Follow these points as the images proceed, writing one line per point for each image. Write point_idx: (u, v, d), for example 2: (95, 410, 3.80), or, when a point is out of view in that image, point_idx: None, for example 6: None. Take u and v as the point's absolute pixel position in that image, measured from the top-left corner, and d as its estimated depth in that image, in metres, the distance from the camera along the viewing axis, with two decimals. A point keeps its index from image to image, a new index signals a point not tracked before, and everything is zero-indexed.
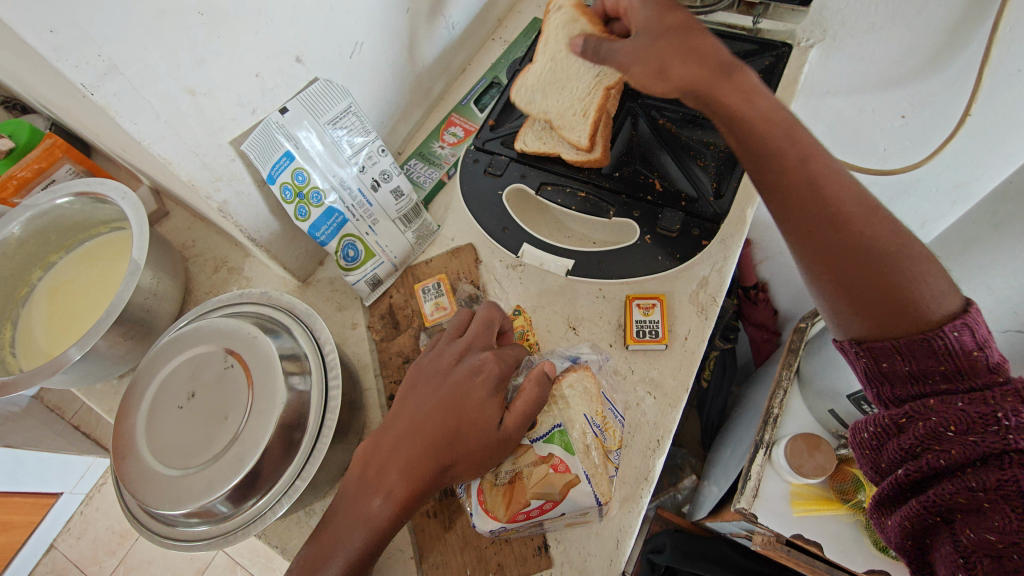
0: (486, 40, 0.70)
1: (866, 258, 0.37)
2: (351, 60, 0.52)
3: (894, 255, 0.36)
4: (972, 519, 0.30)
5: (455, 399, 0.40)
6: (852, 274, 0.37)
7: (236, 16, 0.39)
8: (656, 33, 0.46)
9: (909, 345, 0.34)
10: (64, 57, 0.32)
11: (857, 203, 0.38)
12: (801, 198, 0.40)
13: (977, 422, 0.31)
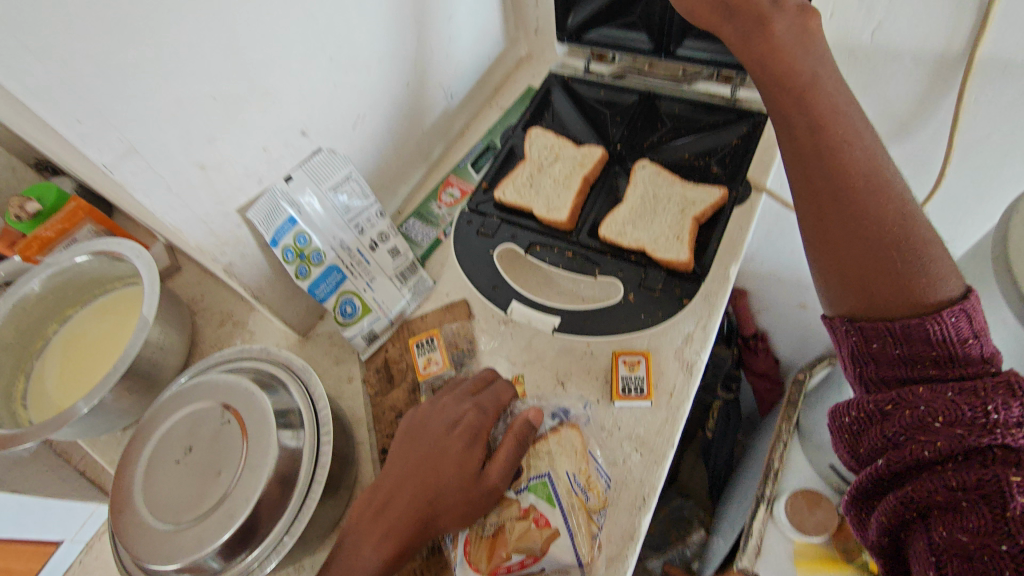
0: (484, 105, 0.75)
1: (876, 233, 0.40)
2: (354, 131, 0.56)
3: (906, 230, 0.39)
4: (948, 517, 0.32)
5: (437, 447, 0.42)
6: (854, 244, 0.40)
7: (245, 100, 0.44)
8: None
9: (905, 330, 0.37)
10: (87, 143, 0.36)
11: (885, 183, 0.41)
12: (814, 154, 0.42)
13: (958, 416, 0.33)
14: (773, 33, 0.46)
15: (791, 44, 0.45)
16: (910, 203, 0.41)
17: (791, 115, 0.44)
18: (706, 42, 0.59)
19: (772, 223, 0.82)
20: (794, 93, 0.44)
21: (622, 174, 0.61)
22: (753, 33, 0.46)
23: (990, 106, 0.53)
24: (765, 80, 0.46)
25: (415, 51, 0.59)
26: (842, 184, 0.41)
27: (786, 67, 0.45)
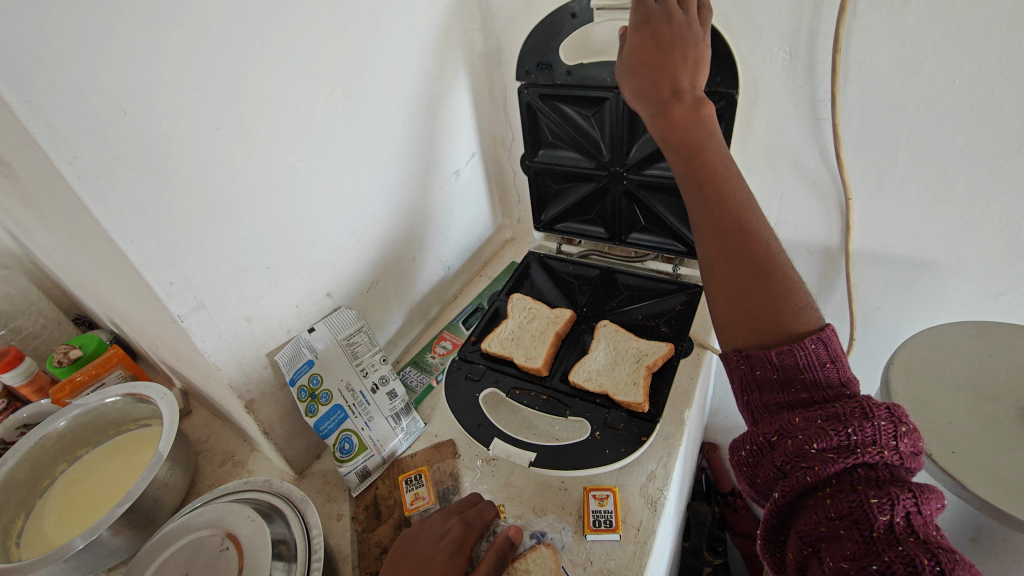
0: (475, 275, 0.90)
1: (753, 271, 0.46)
2: (368, 294, 0.69)
3: (778, 270, 0.46)
4: (832, 545, 0.34)
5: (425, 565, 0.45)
6: (739, 283, 0.46)
7: (290, 269, 0.57)
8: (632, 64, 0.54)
9: (782, 361, 0.42)
10: (172, 299, 0.47)
11: (760, 232, 0.48)
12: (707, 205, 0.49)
13: (834, 441, 0.37)
14: (674, 116, 0.51)
15: (690, 128, 0.51)
16: (774, 244, 0.48)
17: (688, 172, 0.51)
18: (649, 235, 0.77)
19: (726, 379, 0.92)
20: (687, 158, 0.51)
21: (585, 329, 0.73)
22: (660, 118, 0.52)
23: (871, 284, 0.68)
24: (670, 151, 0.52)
25: (422, 234, 0.76)
26: (739, 230, 0.48)
27: (687, 136, 0.51)
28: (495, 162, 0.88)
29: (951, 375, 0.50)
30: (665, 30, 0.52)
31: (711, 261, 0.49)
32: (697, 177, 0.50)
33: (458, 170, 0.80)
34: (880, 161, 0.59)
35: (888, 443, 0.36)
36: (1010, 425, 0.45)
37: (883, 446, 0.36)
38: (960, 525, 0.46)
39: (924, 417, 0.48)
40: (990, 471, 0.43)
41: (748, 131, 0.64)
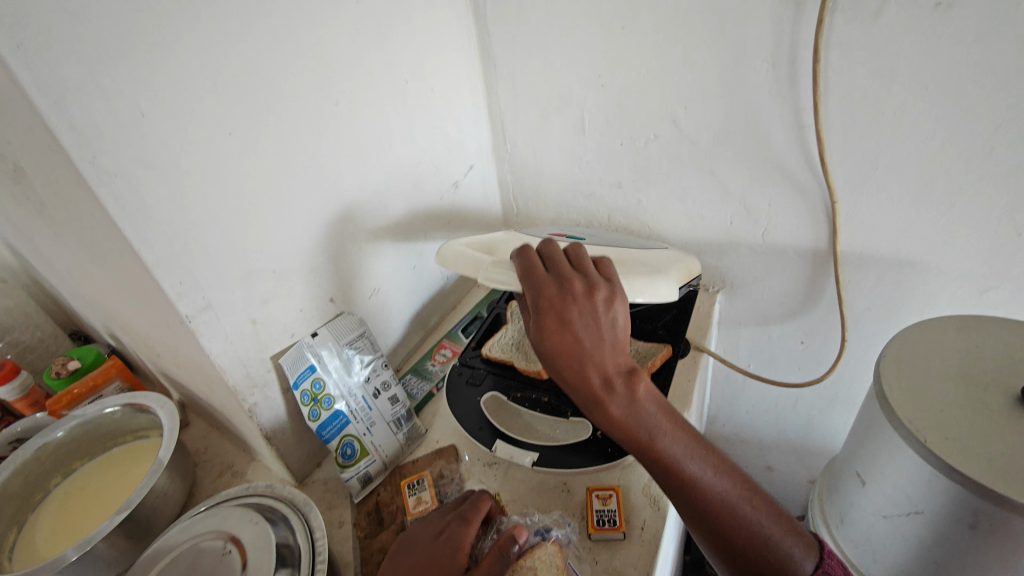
0: (473, 286, 0.93)
1: (745, 567, 0.44)
2: (370, 301, 0.70)
3: (766, 542, 0.44)
4: None
5: (425, 558, 0.46)
6: (728, 559, 0.45)
7: (296, 274, 0.58)
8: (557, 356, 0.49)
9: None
10: (181, 300, 0.47)
11: (713, 480, 0.46)
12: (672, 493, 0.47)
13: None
14: (613, 414, 0.48)
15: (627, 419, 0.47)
16: (748, 507, 0.46)
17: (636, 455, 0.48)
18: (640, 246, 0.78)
19: (722, 386, 0.93)
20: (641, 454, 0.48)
21: None
22: (593, 410, 0.48)
23: (859, 286, 0.70)
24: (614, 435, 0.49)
25: (422, 244, 0.77)
26: (706, 514, 0.45)
27: (636, 433, 0.47)
28: (492, 175, 0.91)
29: (940, 365, 0.52)
30: (579, 331, 0.49)
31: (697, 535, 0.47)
32: (640, 453, 0.48)
33: (457, 181, 0.82)
34: (863, 166, 0.61)
35: None
36: (999, 411, 0.47)
37: None
38: (956, 514, 0.47)
39: (916, 407, 0.49)
40: (983, 455, 0.44)
41: (736, 140, 0.67)
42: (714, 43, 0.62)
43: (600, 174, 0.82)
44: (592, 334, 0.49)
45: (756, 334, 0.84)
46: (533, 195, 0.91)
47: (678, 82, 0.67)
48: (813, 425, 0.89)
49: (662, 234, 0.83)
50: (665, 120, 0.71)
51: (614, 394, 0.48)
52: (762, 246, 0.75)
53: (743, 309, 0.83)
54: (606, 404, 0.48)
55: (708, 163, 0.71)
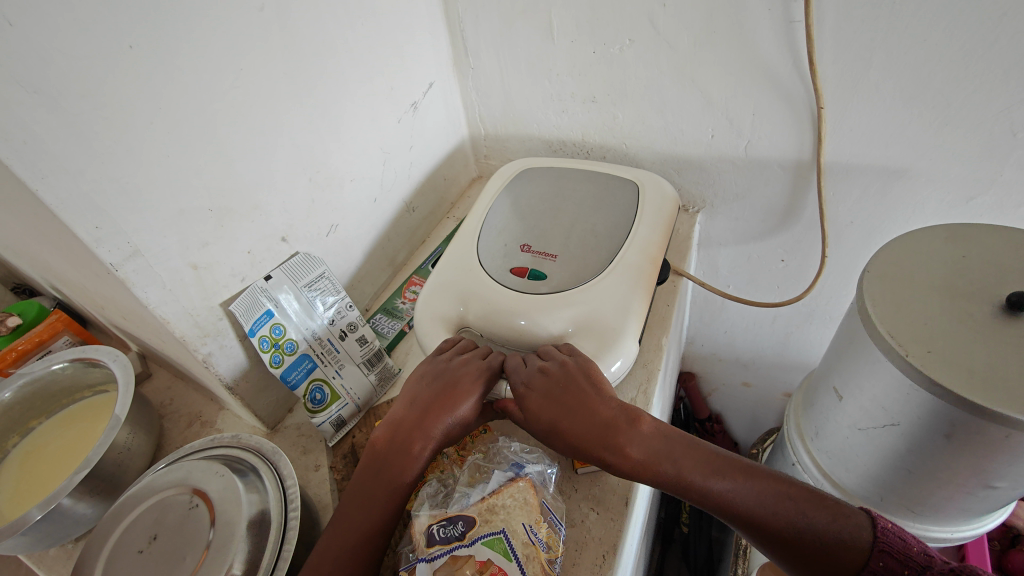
0: (442, 218, 0.88)
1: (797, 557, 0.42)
2: (328, 238, 0.65)
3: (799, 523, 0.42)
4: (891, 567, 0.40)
5: (452, 377, 0.52)
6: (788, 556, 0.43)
7: (236, 212, 0.52)
8: (548, 422, 0.49)
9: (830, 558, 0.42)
10: (101, 246, 0.41)
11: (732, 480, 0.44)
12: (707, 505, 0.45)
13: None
14: (616, 461, 0.46)
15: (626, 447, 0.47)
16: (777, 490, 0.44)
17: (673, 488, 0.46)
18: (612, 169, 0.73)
19: (701, 308, 0.92)
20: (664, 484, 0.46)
21: None
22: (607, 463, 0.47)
23: (843, 200, 0.67)
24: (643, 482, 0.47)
25: (381, 174, 0.71)
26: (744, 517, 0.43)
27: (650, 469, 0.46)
28: (454, 94, 0.83)
29: (924, 277, 0.50)
30: (547, 404, 0.49)
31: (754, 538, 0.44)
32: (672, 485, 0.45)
33: (416, 102, 0.75)
34: (856, 64, 0.56)
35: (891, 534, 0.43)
36: (983, 320, 0.45)
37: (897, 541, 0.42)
38: (932, 424, 0.46)
39: (900, 321, 0.47)
40: (966, 366, 0.43)
41: (719, 40, 0.61)
42: None
43: (572, 88, 0.75)
44: (572, 383, 0.50)
45: (736, 254, 0.82)
46: (501, 115, 0.84)
47: None
48: (790, 341, 0.89)
49: (639, 152, 0.77)
50: (641, 20, 0.63)
51: (626, 430, 0.47)
52: (745, 160, 0.70)
53: (723, 229, 0.80)
54: (619, 444, 0.47)
55: (689, 69, 0.65)
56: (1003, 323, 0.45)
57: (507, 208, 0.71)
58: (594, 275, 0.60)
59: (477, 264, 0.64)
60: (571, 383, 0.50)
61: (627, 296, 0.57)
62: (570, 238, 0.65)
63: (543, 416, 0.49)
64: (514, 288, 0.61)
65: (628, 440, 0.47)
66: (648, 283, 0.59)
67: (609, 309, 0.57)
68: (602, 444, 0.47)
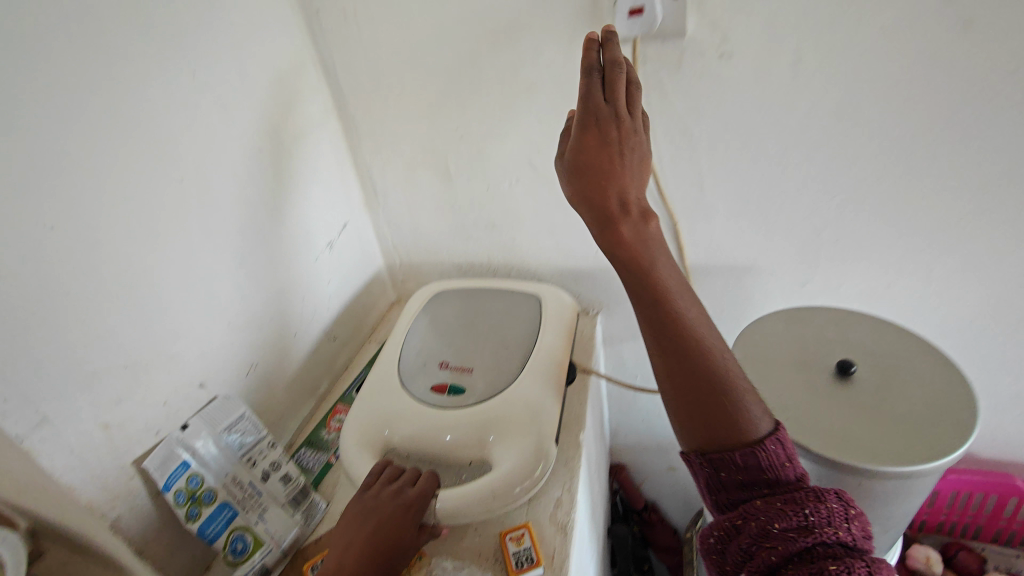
0: (363, 343, 0.91)
1: (706, 390, 0.45)
2: (247, 377, 0.66)
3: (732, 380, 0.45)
4: (784, 522, 0.39)
5: (387, 516, 0.52)
6: (699, 398, 0.45)
7: (153, 365, 0.53)
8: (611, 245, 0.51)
9: (732, 457, 0.43)
10: (8, 419, 0.41)
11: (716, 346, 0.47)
12: (666, 338, 0.47)
13: (796, 521, 0.39)
14: (656, 280, 0.49)
15: (669, 278, 0.50)
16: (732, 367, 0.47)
17: (634, 291, 0.50)
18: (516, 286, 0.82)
19: (618, 400, 0.99)
20: (655, 297, 0.49)
21: None
22: (630, 266, 0.50)
23: (712, 295, 0.80)
24: (630, 285, 0.50)
25: (300, 310, 0.75)
26: (700, 350, 0.47)
27: (654, 283, 0.49)
28: (368, 229, 0.91)
29: (776, 354, 0.60)
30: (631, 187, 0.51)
31: (675, 392, 0.46)
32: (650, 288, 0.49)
33: (332, 240, 0.81)
34: (692, 189, 0.70)
35: (842, 525, 0.39)
36: (824, 386, 0.55)
37: (840, 527, 0.38)
38: None
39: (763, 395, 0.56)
40: (818, 426, 0.52)
41: None
42: (551, 93, 0.68)
43: (473, 218, 0.85)
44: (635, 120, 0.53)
45: (637, 347, 0.91)
46: (413, 244, 0.93)
47: (529, 130, 0.72)
48: None
49: (539, 268, 0.87)
50: (523, 164, 0.76)
51: (680, 297, 0.50)
52: None
53: (622, 327, 0.90)
54: (650, 221, 0.52)
55: (568, 199, 0.77)
56: (838, 386, 0.55)
57: (424, 330, 0.77)
58: (509, 384, 0.66)
59: (399, 387, 0.67)
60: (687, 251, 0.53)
61: (540, 400, 0.63)
62: (484, 351, 0.71)
63: (618, 249, 0.51)
64: (436, 405, 0.64)
65: (676, 283, 0.50)
66: (557, 385, 0.66)
67: (524, 414, 0.62)
68: (644, 249, 0.50)
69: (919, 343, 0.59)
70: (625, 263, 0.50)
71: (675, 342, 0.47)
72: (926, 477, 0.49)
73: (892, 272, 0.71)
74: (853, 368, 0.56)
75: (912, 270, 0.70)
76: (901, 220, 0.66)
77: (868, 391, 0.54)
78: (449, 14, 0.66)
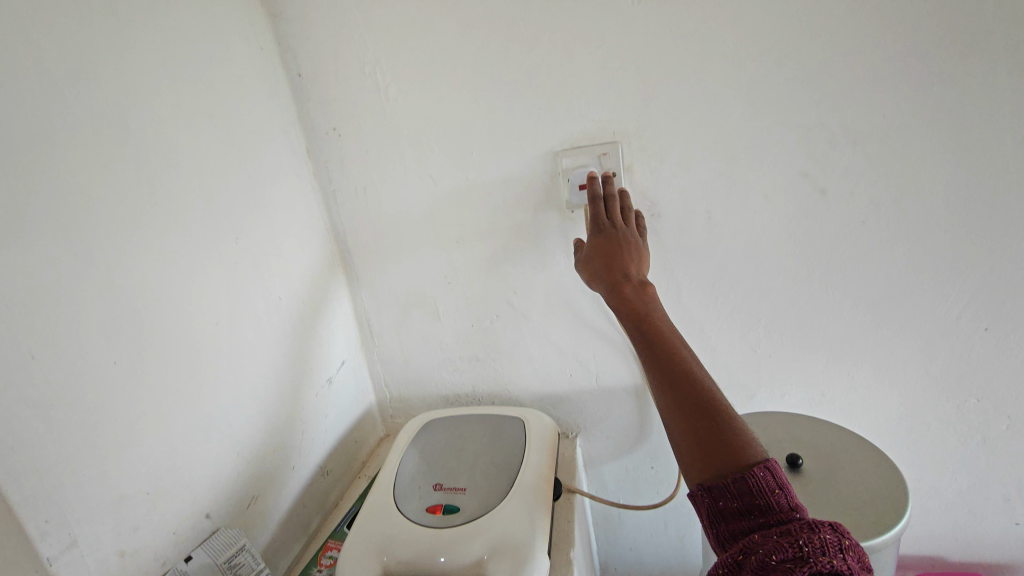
0: (353, 479, 0.93)
1: (703, 412, 0.52)
2: (247, 509, 0.68)
3: (728, 411, 0.52)
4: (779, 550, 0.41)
5: None
6: (696, 417, 0.52)
7: (170, 494, 0.57)
8: (624, 298, 0.64)
9: (731, 486, 0.47)
10: (45, 540, 0.44)
11: (713, 385, 0.55)
12: (668, 364, 0.56)
13: (793, 552, 0.40)
14: (655, 326, 0.60)
15: (675, 332, 0.60)
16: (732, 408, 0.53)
17: (648, 359, 0.59)
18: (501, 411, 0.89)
19: (603, 525, 1.01)
20: (656, 338, 0.59)
21: None
22: (637, 318, 0.62)
23: None
24: (637, 329, 0.61)
25: (299, 442, 0.79)
26: (696, 378, 0.55)
27: (658, 326, 0.61)
28: (362, 366, 0.99)
29: None
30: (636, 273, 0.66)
31: (675, 411, 0.54)
32: (671, 354, 0.57)
33: (331, 376, 0.89)
34: None
35: (839, 555, 0.40)
36: None
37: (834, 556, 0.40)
38: None
39: None
40: None
41: (558, 310, 0.87)
42: (523, 245, 0.84)
43: (460, 352, 0.95)
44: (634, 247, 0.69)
45: (616, 467, 0.97)
46: (403, 380, 1.01)
47: (507, 275, 0.87)
48: (685, 543, 0.99)
49: (520, 394, 0.96)
50: (503, 303, 0.89)
51: (686, 347, 0.59)
52: (599, 389, 0.91)
53: (600, 447, 0.96)
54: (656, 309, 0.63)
55: (542, 330, 0.90)
56: (791, 477, 0.63)
57: (416, 456, 0.81)
58: (500, 499, 0.70)
59: (396, 511, 0.70)
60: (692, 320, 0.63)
61: (530, 514, 0.67)
62: (474, 472, 0.76)
63: (624, 294, 0.65)
64: (431, 526, 0.68)
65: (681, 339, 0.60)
66: (545, 499, 0.70)
67: (517, 528, 0.65)
68: (650, 312, 0.62)
69: (851, 436, 0.68)
70: (631, 314, 0.63)
71: (676, 373, 0.56)
72: (886, 548, 0.55)
73: (822, 379, 0.83)
74: (800, 461, 0.64)
75: (837, 377, 0.82)
76: (817, 334, 0.80)
77: (818, 479, 0.62)
78: (441, 189, 0.84)
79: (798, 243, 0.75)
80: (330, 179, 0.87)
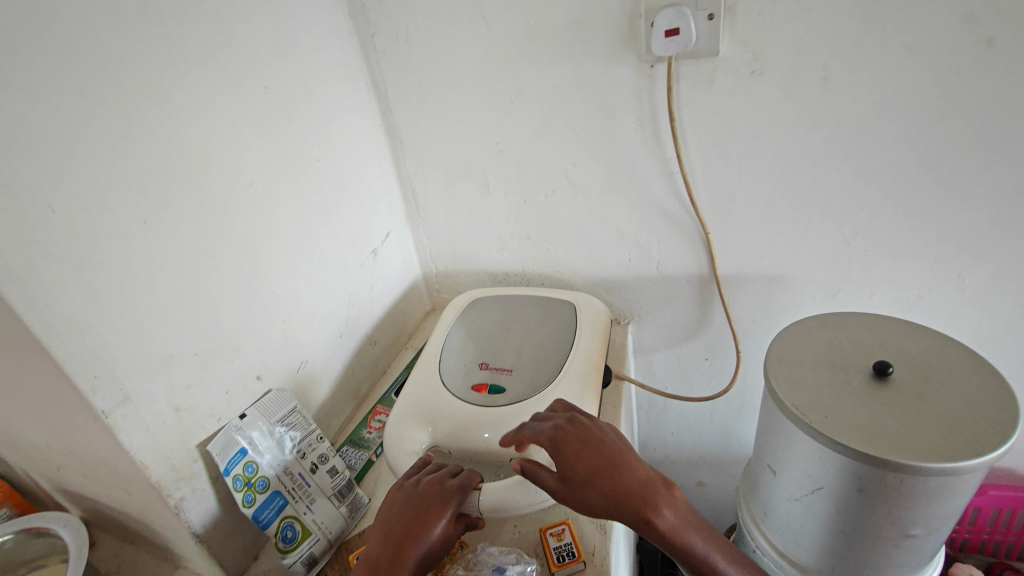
0: (401, 350, 0.94)
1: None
2: (298, 373, 0.69)
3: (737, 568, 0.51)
4: None
5: (423, 498, 0.54)
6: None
7: (220, 356, 0.57)
8: (583, 472, 0.52)
9: None
10: (97, 395, 0.45)
11: (704, 541, 0.51)
12: (666, 542, 0.51)
13: None
14: (632, 519, 0.50)
15: (645, 484, 0.52)
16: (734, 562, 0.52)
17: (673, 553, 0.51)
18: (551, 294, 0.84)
19: (647, 410, 1.00)
20: (643, 521, 0.50)
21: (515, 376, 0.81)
22: (615, 502, 0.51)
23: (742, 304, 0.82)
24: (611, 506, 0.51)
25: (346, 312, 0.78)
26: (692, 548, 0.51)
27: (652, 519, 0.50)
28: (408, 239, 0.95)
29: (811, 357, 0.61)
30: (593, 458, 0.53)
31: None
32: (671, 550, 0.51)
33: (375, 248, 0.85)
34: (724, 200, 0.73)
35: None
36: (861, 387, 0.56)
37: None
38: (848, 482, 0.54)
39: (800, 395, 0.57)
40: (854, 423, 0.53)
41: (621, 188, 0.77)
42: (589, 109, 0.72)
43: (510, 229, 0.89)
44: (596, 427, 0.57)
45: (667, 357, 0.93)
46: (450, 255, 0.96)
47: (566, 144, 0.76)
48: (730, 433, 0.97)
49: (572, 278, 0.90)
50: (560, 177, 0.80)
51: (662, 493, 0.52)
52: (659, 277, 0.84)
53: (653, 336, 0.91)
54: (632, 465, 0.53)
55: (602, 210, 0.81)
56: (876, 387, 0.56)
57: (463, 333, 0.79)
58: (548, 383, 0.68)
59: (441, 386, 0.70)
60: (610, 447, 0.54)
61: (578, 399, 0.65)
62: (522, 353, 0.74)
63: (585, 497, 0.52)
64: (476, 402, 0.67)
65: (658, 483, 0.53)
66: (594, 386, 0.67)
67: None
68: (609, 476, 0.52)
69: (955, 346, 0.59)
70: (607, 502, 0.51)
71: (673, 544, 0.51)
72: (978, 471, 0.49)
73: (924, 280, 0.71)
74: (890, 370, 0.56)
75: (945, 279, 0.71)
76: (933, 229, 0.67)
77: (909, 392, 0.54)
78: (494, 36, 0.71)
79: (938, 113, 0.60)
80: (367, 22, 0.75)
